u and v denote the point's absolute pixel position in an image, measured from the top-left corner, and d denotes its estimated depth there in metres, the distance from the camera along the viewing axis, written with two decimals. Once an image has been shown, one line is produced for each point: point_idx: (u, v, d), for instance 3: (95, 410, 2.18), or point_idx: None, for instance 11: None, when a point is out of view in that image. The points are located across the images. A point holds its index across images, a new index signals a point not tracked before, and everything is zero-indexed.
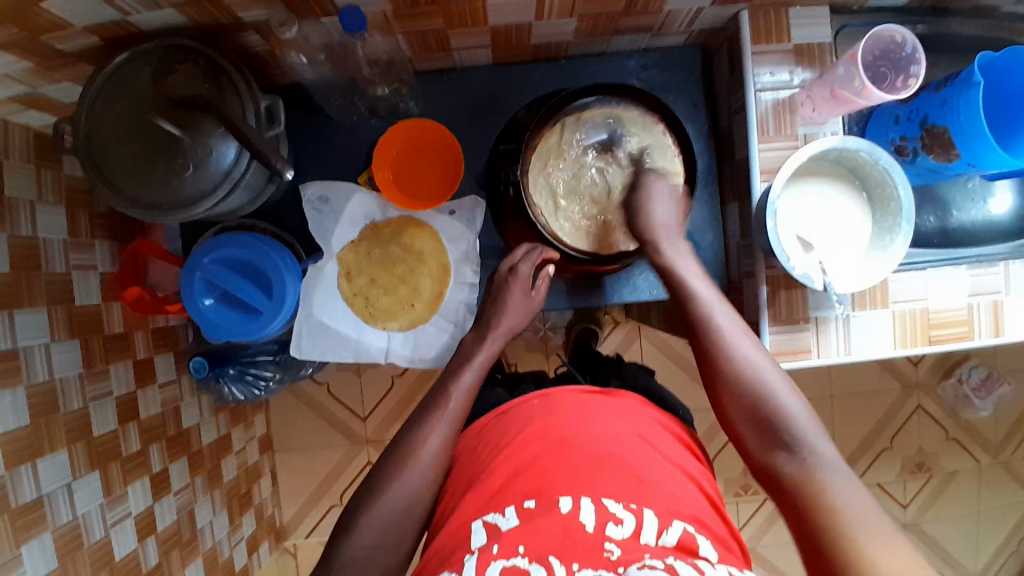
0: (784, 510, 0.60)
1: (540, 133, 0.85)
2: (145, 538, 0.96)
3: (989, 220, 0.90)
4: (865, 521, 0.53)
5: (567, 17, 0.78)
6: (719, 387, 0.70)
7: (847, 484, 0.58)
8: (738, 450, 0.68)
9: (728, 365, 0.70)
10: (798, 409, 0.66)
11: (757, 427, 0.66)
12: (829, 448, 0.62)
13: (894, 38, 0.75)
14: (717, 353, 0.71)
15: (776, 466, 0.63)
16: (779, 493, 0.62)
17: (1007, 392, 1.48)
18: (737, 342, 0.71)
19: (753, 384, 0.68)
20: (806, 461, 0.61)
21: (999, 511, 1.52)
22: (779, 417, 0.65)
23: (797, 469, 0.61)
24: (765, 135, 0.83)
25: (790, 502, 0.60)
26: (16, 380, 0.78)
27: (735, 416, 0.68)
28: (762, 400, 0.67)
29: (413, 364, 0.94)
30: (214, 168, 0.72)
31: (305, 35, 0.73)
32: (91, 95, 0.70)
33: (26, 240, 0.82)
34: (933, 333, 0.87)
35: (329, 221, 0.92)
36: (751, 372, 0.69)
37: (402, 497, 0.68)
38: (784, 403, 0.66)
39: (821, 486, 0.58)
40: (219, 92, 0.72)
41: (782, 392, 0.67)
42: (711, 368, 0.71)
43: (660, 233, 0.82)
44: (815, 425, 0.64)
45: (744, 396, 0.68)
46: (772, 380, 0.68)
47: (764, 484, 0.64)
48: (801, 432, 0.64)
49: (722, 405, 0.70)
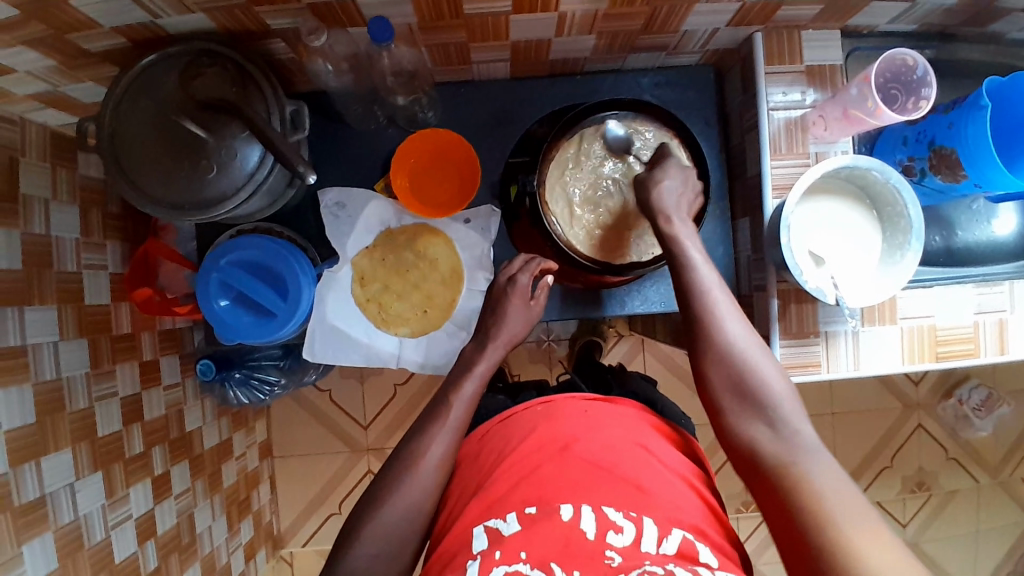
0: (761, 486, 0.63)
1: (557, 146, 0.86)
2: (146, 541, 0.96)
3: (994, 242, 0.91)
4: (851, 513, 0.57)
5: (586, 33, 0.80)
6: (703, 356, 0.71)
7: (829, 470, 0.61)
8: (711, 419, 0.70)
9: (719, 336, 0.70)
10: (780, 386, 0.68)
11: (740, 401, 0.68)
12: (808, 430, 0.65)
13: (906, 62, 0.77)
14: (707, 322, 0.71)
15: (755, 443, 0.66)
16: (757, 469, 0.65)
17: (1007, 413, 1.50)
18: (727, 314, 0.72)
19: (741, 359, 0.69)
20: (787, 442, 0.64)
21: (998, 532, 1.53)
22: (764, 393, 0.67)
23: (779, 452, 0.64)
24: (778, 152, 0.84)
25: (769, 482, 0.63)
26: (24, 376, 0.78)
27: (715, 387, 0.70)
28: (748, 377, 0.68)
29: (423, 369, 0.94)
30: (238, 170, 0.73)
31: (331, 44, 0.74)
32: (117, 95, 0.71)
33: (38, 238, 0.82)
34: (940, 349, 0.88)
35: (345, 227, 0.93)
36: (739, 347, 0.69)
37: (411, 502, 0.68)
38: (769, 385, 0.67)
39: (804, 471, 0.61)
40: (246, 96, 0.73)
41: (767, 369, 0.68)
42: (698, 335, 0.72)
43: (669, 206, 0.79)
44: (797, 407, 0.66)
45: (730, 370, 0.69)
46: (756, 357, 0.69)
47: (740, 460, 0.67)
48: (782, 413, 0.66)
49: (704, 372, 0.71)
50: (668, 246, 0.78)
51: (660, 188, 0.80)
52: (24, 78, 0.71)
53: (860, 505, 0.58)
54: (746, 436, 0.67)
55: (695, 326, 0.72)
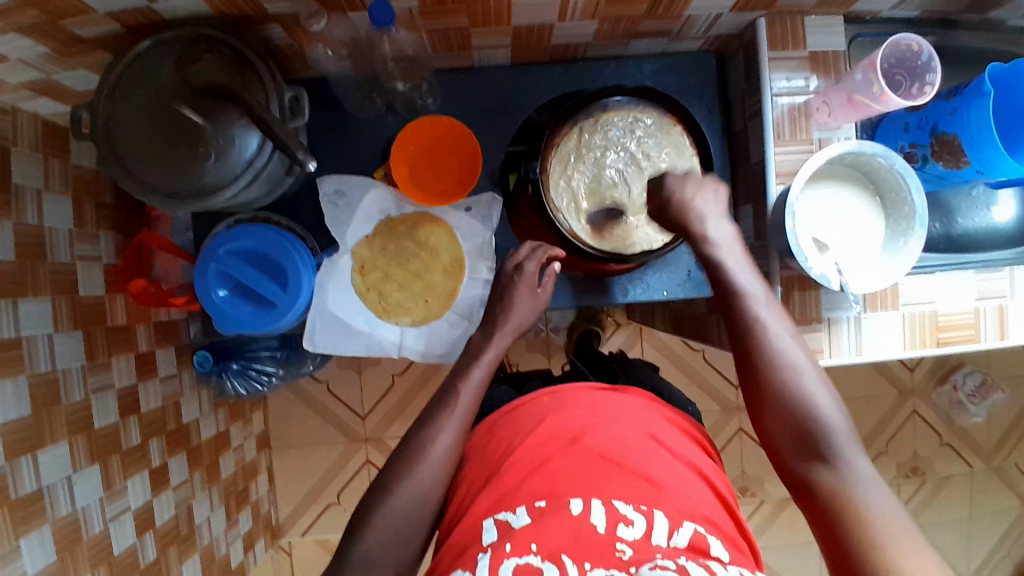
0: (816, 523, 0.60)
1: (559, 132, 0.86)
2: (144, 533, 0.95)
3: (992, 228, 0.91)
4: (905, 549, 0.53)
5: (589, 18, 0.79)
6: (757, 384, 0.68)
7: (884, 503, 0.58)
8: (770, 454, 0.67)
9: (775, 371, 0.67)
10: (839, 420, 0.64)
11: (794, 433, 0.65)
12: (866, 463, 0.61)
13: (911, 46, 0.76)
14: (761, 354, 0.69)
15: (811, 479, 0.62)
16: (813, 506, 0.61)
17: (1001, 399, 1.51)
18: (781, 344, 0.69)
19: (794, 390, 0.66)
20: (844, 476, 0.61)
21: (991, 516, 1.54)
22: (822, 427, 0.64)
23: (833, 484, 0.60)
24: (781, 139, 0.84)
25: (823, 520, 0.59)
26: (18, 369, 0.76)
27: (772, 422, 0.66)
28: (806, 412, 0.65)
29: (426, 359, 0.94)
30: (236, 158, 0.72)
31: (331, 29, 0.73)
32: (111, 82, 0.70)
33: (31, 229, 0.80)
34: (940, 335, 0.89)
35: (345, 216, 0.92)
36: (798, 382, 0.66)
37: (417, 493, 0.67)
38: (825, 415, 0.64)
39: (860, 507, 0.58)
40: (244, 83, 0.72)
41: (822, 399, 0.65)
42: (753, 366, 0.69)
43: (697, 218, 0.77)
44: (854, 438, 0.63)
45: (787, 406, 0.66)
46: (811, 386, 0.66)
47: (795, 492, 0.64)
48: (839, 447, 0.63)
49: (760, 407, 0.68)
50: (707, 264, 0.75)
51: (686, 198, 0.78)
52: (16, 66, 0.69)
53: (915, 540, 0.54)
54: (802, 472, 0.63)
55: (747, 354, 0.70)
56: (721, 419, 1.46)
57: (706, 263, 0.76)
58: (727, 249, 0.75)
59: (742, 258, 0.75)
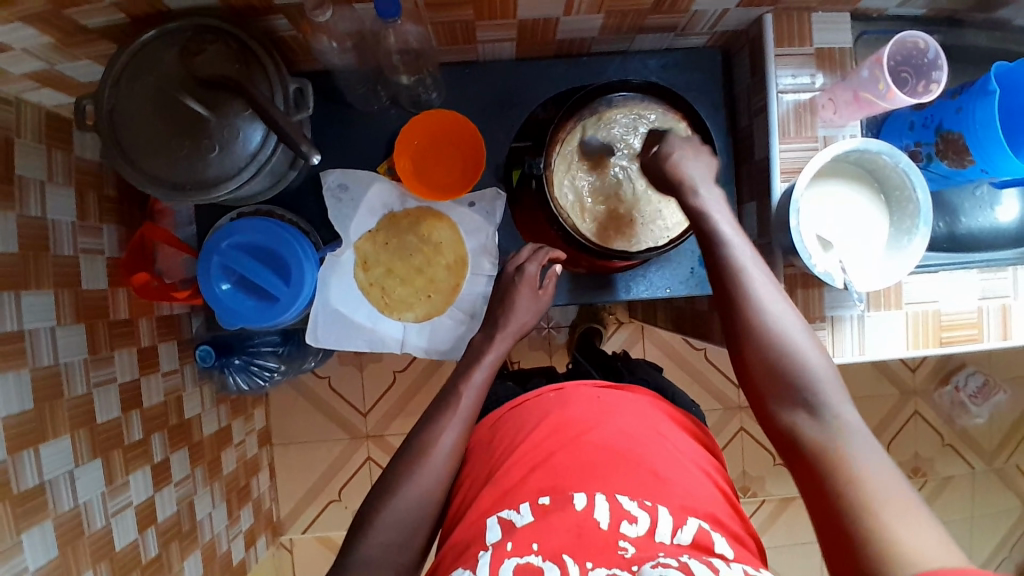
0: (801, 475, 0.59)
1: (563, 128, 0.85)
2: (146, 528, 0.95)
3: (996, 228, 0.91)
4: (888, 500, 0.52)
5: (595, 12, 0.78)
6: (741, 335, 0.67)
7: (870, 454, 0.57)
8: (753, 403, 0.66)
9: (759, 323, 0.66)
10: (825, 370, 0.63)
11: (776, 384, 0.64)
12: (851, 414, 0.60)
13: (917, 45, 0.76)
14: (745, 305, 0.67)
15: (795, 430, 0.61)
16: (799, 457, 0.60)
17: (1003, 400, 1.51)
18: (764, 294, 0.68)
19: (776, 341, 0.65)
20: (830, 427, 0.60)
21: (993, 517, 1.54)
22: (805, 375, 0.63)
23: (818, 437, 0.59)
24: (786, 136, 0.84)
25: (809, 472, 0.58)
26: (21, 362, 0.76)
27: (755, 372, 0.65)
28: (790, 362, 0.64)
29: (429, 355, 0.94)
30: (239, 151, 0.72)
31: (336, 21, 0.73)
32: (116, 71, 0.70)
33: (34, 221, 0.80)
34: (944, 335, 0.88)
35: (348, 211, 0.92)
36: (781, 330, 0.65)
37: (419, 488, 0.67)
38: (809, 364, 0.63)
39: (846, 460, 0.57)
40: (249, 75, 0.72)
41: (808, 349, 0.64)
42: (738, 319, 0.68)
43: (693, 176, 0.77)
44: (840, 389, 0.62)
45: (769, 355, 0.65)
46: (795, 336, 0.65)
47: (780, 443, 0.63)
48: (824, 396, 0.61)
49: (744, 357, 0.67)
50: (695, 218, 0.74)
51: (672, 161, 0.78)
52: (20, 56, 0.69)
53: (899, 491, 0.53)
54: (786, 421, 0.62)
55: (730, 305, 0.69)
56: (723, 418, 1.46)
57: (697, 221, 0.75)
58: (717, 207, 0.75)
59: (730, 216, 0.74)
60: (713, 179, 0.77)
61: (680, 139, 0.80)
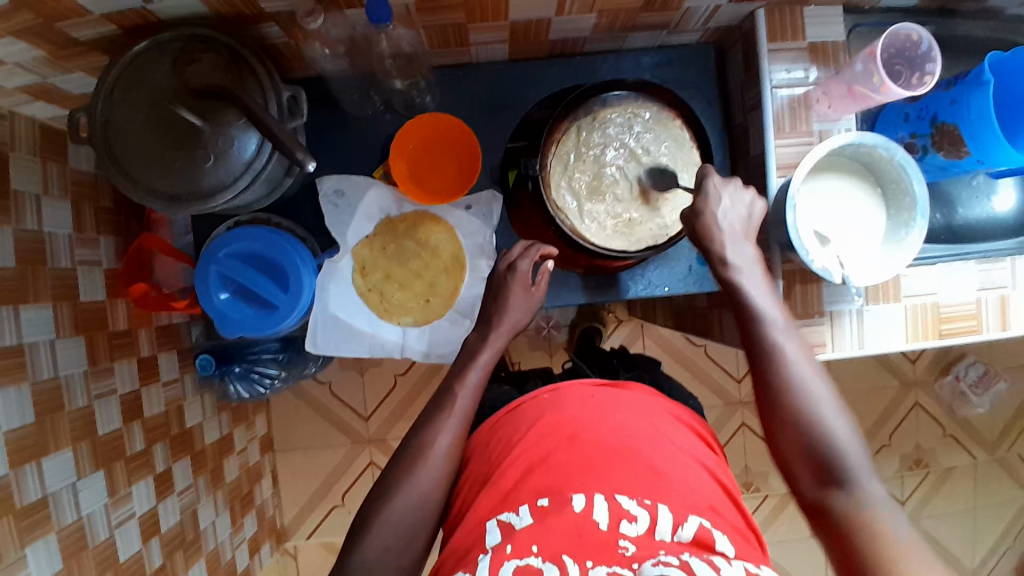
0: (836, 552, 0.59)
1: (558, 129, 0.85)
2: (150, 539, 0.95)
3: (993, 218, 0.91)
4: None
5: (587, 12, 0.78)
6: (771, 404, 0.67)
7: (905, 532, 0.57)
8: (785, 476, 0.66)
9: (789, 397, 0.66)
10: (855, 445, 0.63)
11: (808, 457, 0.64)
12: (881, 490, 0.61)
13: (910, 37, 0.77)
14: (774, 374, 0.67)
15: (829, 507, 0.61)
16: (831, 533, 0.60)
17: (1004, 389, 1.51)
18: (794, 363, 0.68)
19: (808, 412, 0.65)
20: (863, 502, 0.60)
21: (997, 506, 1.54)
22: (836, 449, 0.63)
23: (851, 511, 0.59)
24: (781, 131, 0.84)
25: (843, 548, 0.58)
26: (21, 377, 0.76)
27: (787, 448, 0.65)
28: (822, 440, 0.63)
29: (428, 359, 0.94)
30: (235, 159, 0.71)
31: (327, 27, 0.73)
32: (109, 84, 0.70)
33: (31, 235, 0.80)
34: (944, 326, 0.88)
35: (345, 216, 0.92)
36: (812, 401, 0.65)
37: (422, 493, 0.67)
38: (840, 437, 0.63)
39: (880, 534, 0.57)
40: (241, 83, 0.72)
41: (839, 424, 0.64)
42: (769, 393, 0.67)
43: (725, 243, 0.75)
44: (870, 464, 0.62)
45: (800, 426, 0.64)
46: (826, 406, 0.65)
47: (812, 518, 0.63)
48: (859, 476, 0.61)
49: (772, 430, 0.67)
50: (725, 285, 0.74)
51: (711, 216, 0.75)
52: (12, 70, 0.69)
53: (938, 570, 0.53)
54: (819, 496, 0.62)
55: (762, 373, 0.69)
56: (725, 414, 1.46)
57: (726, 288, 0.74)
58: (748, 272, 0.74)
59: (762, 283, 0.73)
60: (747, 240, 0.75)
61: (722, 181, 0.78)
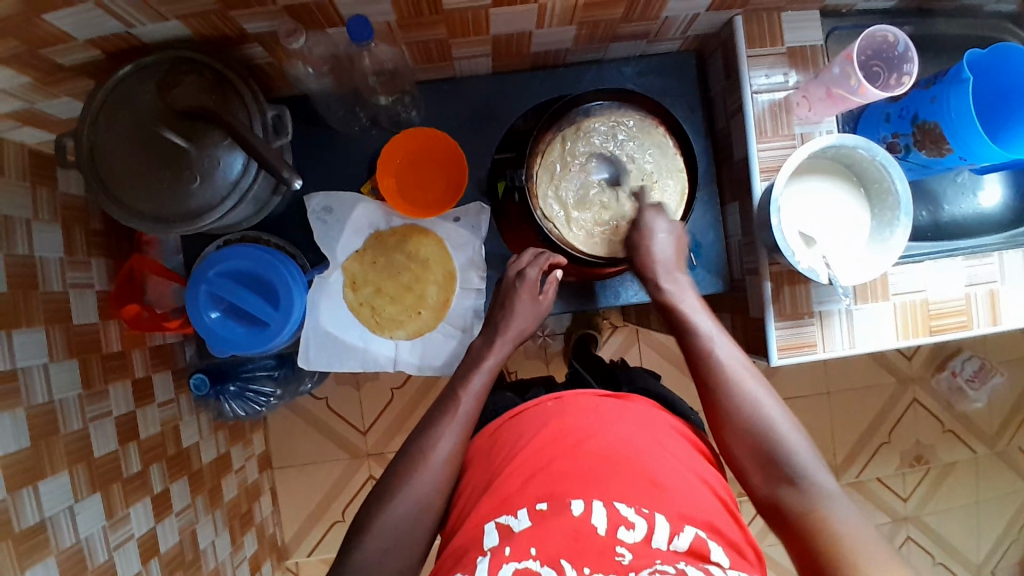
0: (792, 543, 0.64)
1: (542, 139, 0.86)
2: (149, 560, 0.94)
3: (981, 214, 0.92)
4: (872, 558, 0.58)
5: (567, 24, 0.79)
6: (719, 413, 0.73)
7: (849, 517, 0.63)
8: (738, 477, 0.72)
9: (733, 403, 0.72)
10: (798, 441, 0.70)
11: (757, 457, 0.69)
12: (827, 479, 0.67)
13: (887, 38, 0.77)
14: (718, 385, 0.73)
15: (781, 500, 0.67)
16: (785, 525, 0.66)
17: (1000, 383, 1.52)
18: (737, 373, 0.74)
19: (753, 416, 0.71)
20: (810, 494, 0.66)
21: (998, 500, 1.54)
22: (782, 447, 0.69)
23: (801, 503, 0.65)
24: (763, 135, 0.85)
25: (799, 538, 0.64)
26: (15, 402, 0.76)
27: (737, 450, 0.71)
28: (767, 439, 0.70)
29: (421, 371, 0.94)
30: (221, 180, 0.72)
31: (310, 46, 0.74)
32: (95, 108, 0.70)
33: (22, 259, 0.80)
34: (933, 323, 0.89)
35: (334, 232, 0.92)
36: (754, 406, 0.71)
37: (418, 506, 0.67)
38: (783, 436, 0.70)
39: (828, 522, 0.63)
40: (226, 104, 0.73)
41: (781, 424, 0.70)
42: (715, 402, 0.74)
43: (659, 270, 0.83)
44: (815, 456, 0.68)
45: (747, 429, 0.71)
46: (769, 410, 0.71)
47: (767, 514, 0.68)
48: (805, 468, 0.67)
49: (723, 435, 0.73)
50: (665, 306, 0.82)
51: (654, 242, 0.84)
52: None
53: (880, 550, 0.59)
54: (770, 492, 0.68)
55: (707, 386, 0.75)
56: None
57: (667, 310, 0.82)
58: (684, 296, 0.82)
59: (698, 305, 0.81)
60: (677, 267, 0.84)
61: (659, 215, 0.85)
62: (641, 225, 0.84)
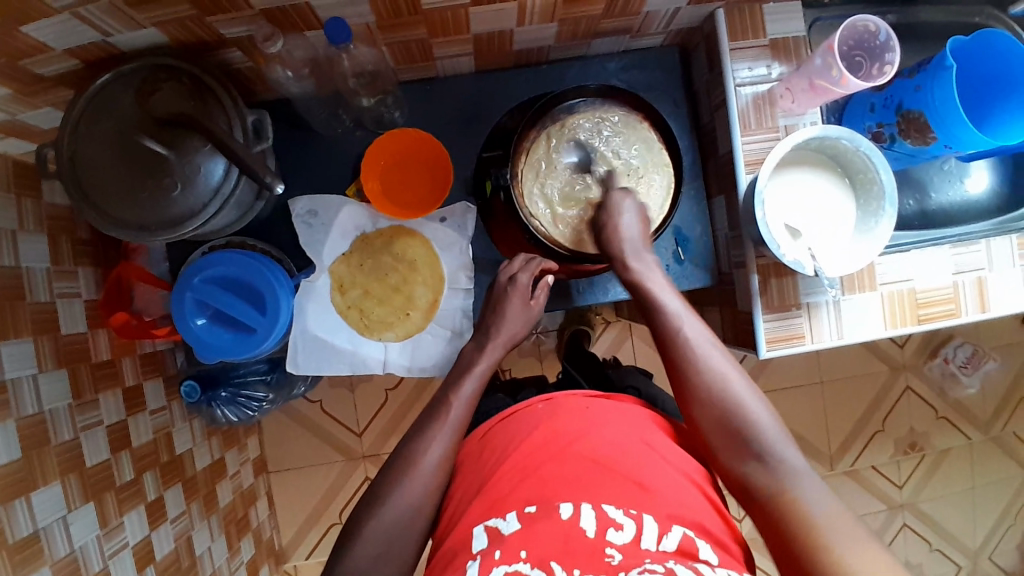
0: (762, 523, 0.65)
1: (526, 137, 0.85)
2: (145, 567, 0.94)
3: (967, 201, 0.93)
4: (841, 535, 0.59)
5: (548, 21, 0.79)
6: (687, 393, 0.72)
7: (817, 495, 0.63)
8: (707, 457, 0.72)
9: (701, 381, 0.71)
10: (766, 419, 0.69)
11: (725, 435, 0.69)
12: (795, 458, 0.67)
13: (867, 28, 0.77)
14: (687, 365, 0.73)
15: (750, 480, 0.67)
16: (755, 505, 0.66)
17: (993, 369, 1.52)
18: (704, 352, 0.73)
19: (720, 395, 0.70)
20: (779, 474, 0.66)
21: (993, 486, 1.55)
22: (750, 425, 0.68)
23: (773, 484, 0.65)
24: (747, 128, 0.85)
25: (770, 519, 0.64)
26: (4, 414, 0.76)
27: (705, 426, 0.71)
28: (735, 412, 0.69)
29: (411, 373, 0.94)
30: (203, 186, 0.72)
31: (289, 50, 0.73)
32: (74, 117, 0.70)
33: (9, 271, 0.80)
34: (921, 312, 0.89)
35: (320, 235, 0.92)
36: (722, 384, 0.71)
37: (410, 509, 0.67)
38: (752, 412, 0.69)
39: (797, 504, 0.63)
40: (205, 109, 0.72)
41: (749, 401, 0.70)
42: (682, 382, 0.73)
43: (625, 249, 0.82)
44: (782, 434, 0.68)
45: (715, 408, 0.70)
46: (736, 387, 0.71)
47: (738, 494, 0.68)
48: (770, 443, 0.67)
49: (691, 414, 0.72)
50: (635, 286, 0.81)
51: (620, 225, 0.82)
52: None
53: (849, 527, 0.60)
54: (739, 470, 0.68)
55: (675, 366, 0.74)
56: None
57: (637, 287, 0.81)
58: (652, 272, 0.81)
59: (665, 283, 0.80)
60: (645, 246, 0.82)
61: (627, 197, 0.84)
62: (608, 206, 0.83)
